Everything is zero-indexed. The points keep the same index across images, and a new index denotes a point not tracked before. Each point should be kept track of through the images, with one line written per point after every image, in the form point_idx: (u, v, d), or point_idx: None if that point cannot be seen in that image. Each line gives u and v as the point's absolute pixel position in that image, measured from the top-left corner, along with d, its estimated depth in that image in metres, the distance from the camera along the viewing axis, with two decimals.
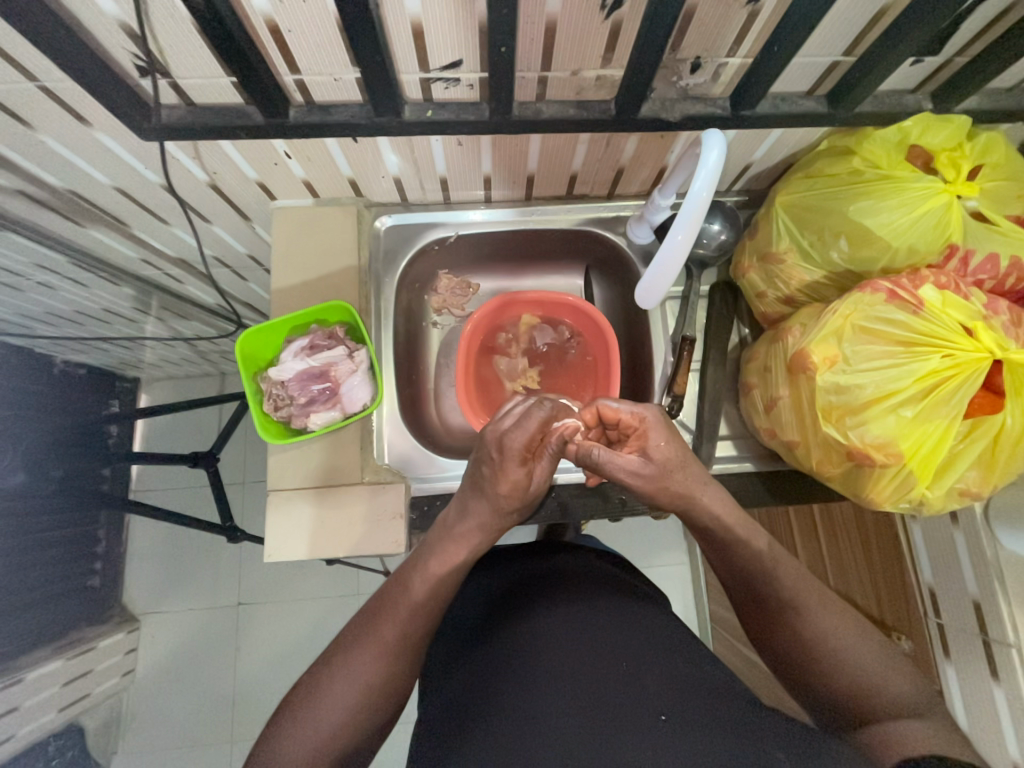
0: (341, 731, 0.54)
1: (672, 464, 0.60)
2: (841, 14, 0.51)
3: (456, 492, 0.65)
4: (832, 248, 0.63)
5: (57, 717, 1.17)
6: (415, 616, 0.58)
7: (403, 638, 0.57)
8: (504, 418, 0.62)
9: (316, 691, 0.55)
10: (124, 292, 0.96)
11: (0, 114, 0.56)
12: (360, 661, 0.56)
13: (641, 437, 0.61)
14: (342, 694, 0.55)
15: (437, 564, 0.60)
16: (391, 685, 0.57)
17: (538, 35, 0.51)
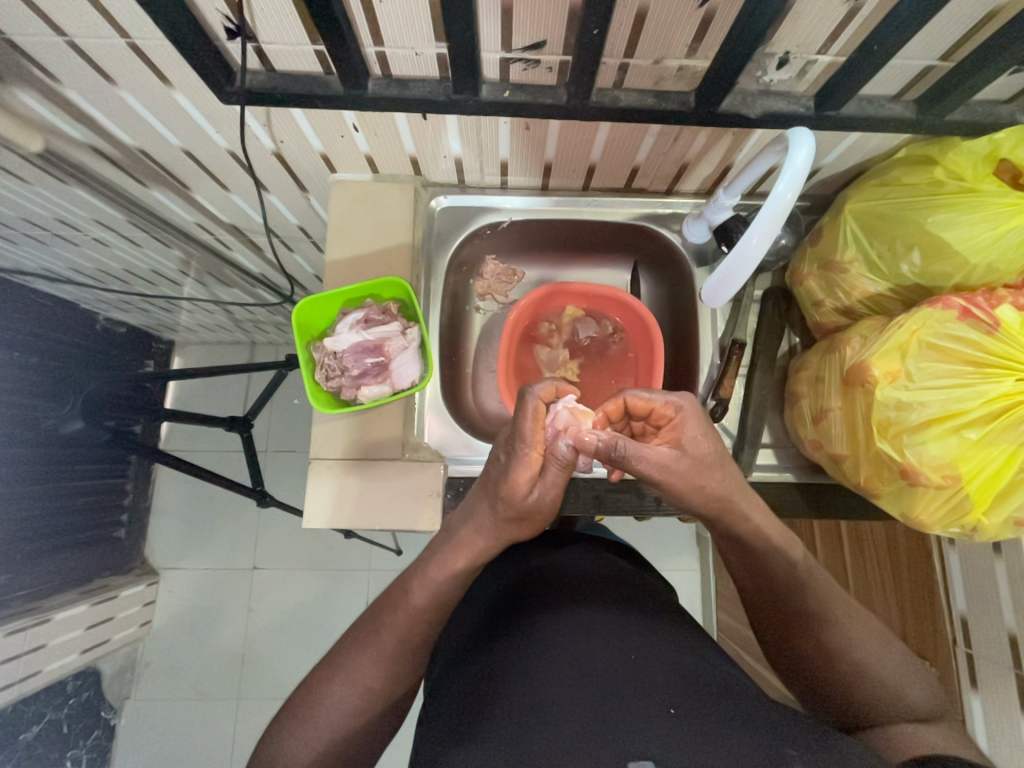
0: (345, 733, 0.55)
1: (710, 459, 0.58)
2: (948, 16, 0.49)
3: (472, 510, 0.62)
4: (903, 260, 0.61)
5: (78, 658, 1.22)
6: (413, 626, 0.59)
7: (402, 643, 0.58)
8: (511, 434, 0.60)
9: (319, 697, 0.56)
10: (173, 253, 0.97)
11: (86, 68, 0.57)
12: (360, 667, 0.57)
13: (677, 428, 0.58)
14: (343, 699, 0.56)
15: (435, 582, 0.60)
16: (392, 688, 0.58)
17: (627, 21, 0.50)
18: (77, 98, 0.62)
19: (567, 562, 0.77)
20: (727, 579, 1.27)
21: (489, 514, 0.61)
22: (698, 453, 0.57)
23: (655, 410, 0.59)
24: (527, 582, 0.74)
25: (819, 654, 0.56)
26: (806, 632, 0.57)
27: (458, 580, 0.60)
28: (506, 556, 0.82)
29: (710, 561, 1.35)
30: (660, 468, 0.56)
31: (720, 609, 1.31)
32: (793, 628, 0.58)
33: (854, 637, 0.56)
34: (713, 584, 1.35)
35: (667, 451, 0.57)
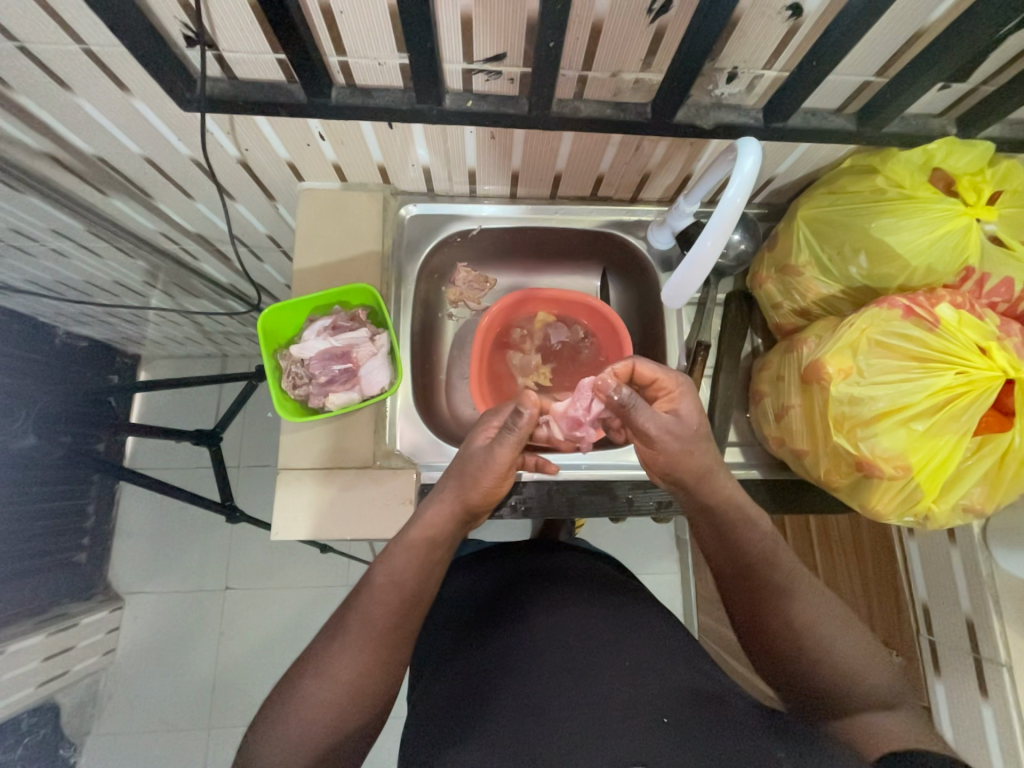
0: (317, 734, 0.53)
1: (701, 430, 0.63)
2: (878, 35, 0.52)
3: (437, 487, 0.64)
4: (852, 264, 0.65)
5: (34, 692, 1.15)
6: (380, 609, 0.57)
7: (369, 626, 0.57)
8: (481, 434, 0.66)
9: (291, 695, 0.55)
10: (136, 264, 0.95)
11: (41, 74, 0.56)
12: (334, 657, 0.56)
13: (673, 399, 0.63)
14: (316, 691, 0.54)
15: (393, 561, 0.59)
16: (365, 683, 0.55)
17: (583, 36, 0.52)
18: (32, 105, 0.60)
19: (550, 562, 0.77)
20: (706, 578, 1.29)
21: (448, 481, 0.64)
22: (691, 425, 0.62)
23: (658, 381, 0.63)
24: (514, 584, 0.74)
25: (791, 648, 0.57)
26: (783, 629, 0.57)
27: (415, 555, 0.60)
28: (489, 554, 0.81)
29: (688, 562, 1.37)
30: (661, 429, 0.61)
31: (699, 609, 1.33)
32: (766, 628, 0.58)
33: (828, 634, 0.56)
34: (692, 585, 1.37)
35: (665, 416, 0.62)
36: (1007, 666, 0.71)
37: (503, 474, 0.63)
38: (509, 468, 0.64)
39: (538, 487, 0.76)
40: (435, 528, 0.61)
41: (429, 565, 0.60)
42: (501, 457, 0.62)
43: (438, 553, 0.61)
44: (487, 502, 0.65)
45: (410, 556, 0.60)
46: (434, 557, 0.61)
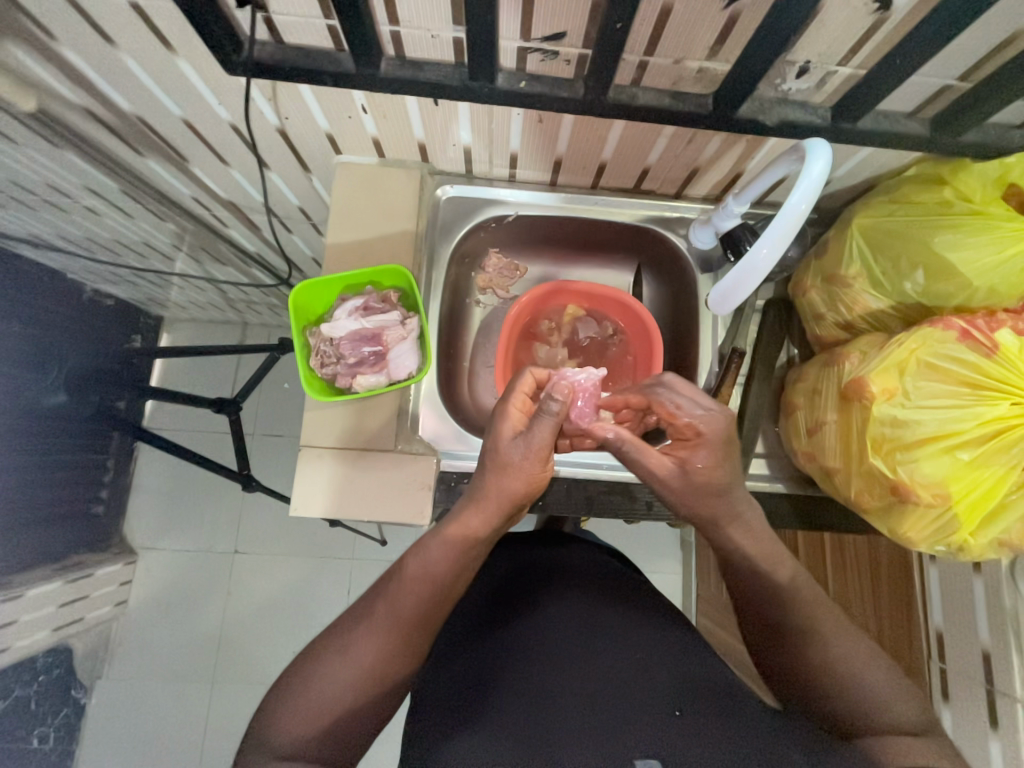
0: (335, 710, 0.54)
1: (711, 486, 0.59)
2: (970, 36, 0.48)
3: (471, 486, 0.61)
4: (907, 279, 0.62)
5: (50, 635, 1.19)
6: (409, 600, 0.58)
7: (396, 614, 0.57)
8: (507, 425, 0.61)
9: (311, 673, 0.56)
10: (166, 226, 0.94)
11: (86, 26, 0.55)
12: (356, 640, 0.56)
13: (692, 448, 0.59)
14: (337, 671, 0.55)
15: (429, 552, 0.59)
16: (386, 667, 0.56)
17: (651, 18, 0.49)
18: (75, 58, 0.59)
19: (562, 555, 0.77)
20: (710, 582, 1.28)
21: (483, 473, 0.61)
22: (695, 478, 0.59)
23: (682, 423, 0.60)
24: (530, 578, 0.73)
25: (802, 669, 0.56)
26: (793, 647, 0.57)
27: (452, 550, 0.59)
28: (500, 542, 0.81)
29: (693, 565, 1.37)
30: (657, 479, 0.60)
31: (701, 612, 1.33)
32: (779, 643, 0.58)
33: (840, 654, 0.55)
34: (694, 587, 1.37)
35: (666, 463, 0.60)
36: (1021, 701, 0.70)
37: (545, 458, 0.60)
38: (550, 450, 0.60)
39: (557, 483, 0.75)
40: (477, 528, 0.60)
41: (464, 560, 0.60)
42: (541, 441, 0.59)
43: (475, 552, 0.61)
44: (531, 491, 0.62)
45: (444, 550, 0.59)
46: (466, 553, 0.60)
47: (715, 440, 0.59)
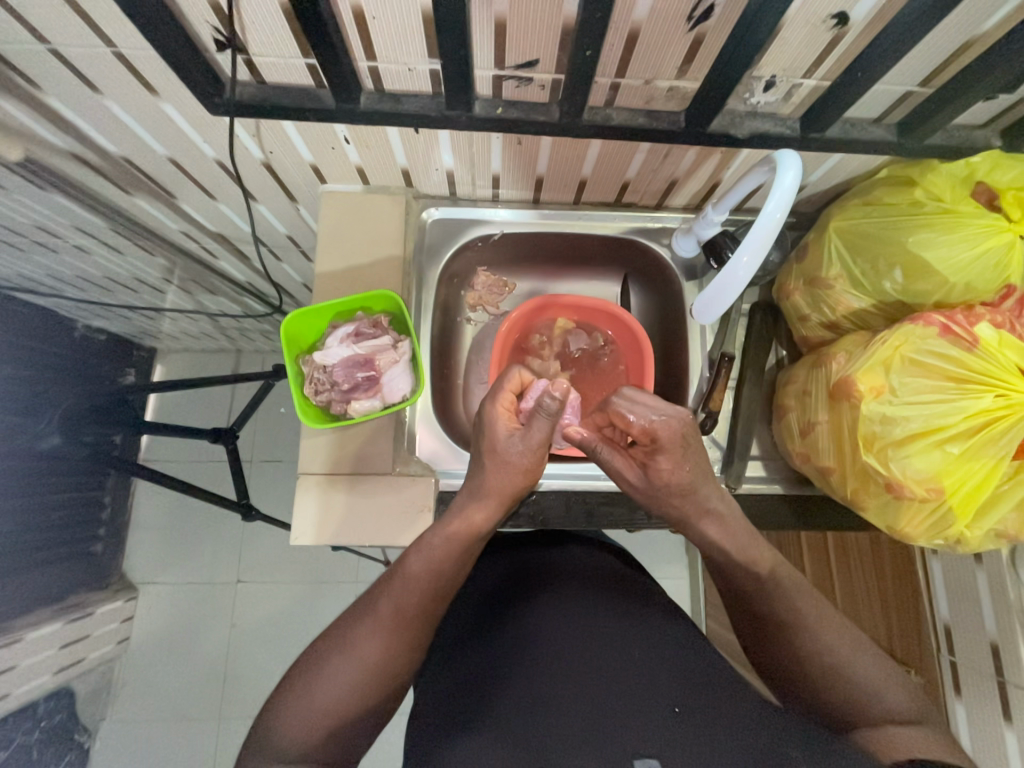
0: (339, 710, 0.53)
1: (673, 490, 0.60)
2: (926, 46, 0.50)
3: (468, 481, 0.63)
4: (886, 278, 0.63)
5: (51, 679, 1.17)
6: (413, 598, 0.58)
7: (399, 613, 0.57)
8: (502, 422, 0.62)
9: (316, 671, 0.55)
10: (156, 261, 0.95)
11: (71, 76, 0.56)
12: (359, 639, 0.56)
13: (652, 454, 0.60)
14: (341, 669, 0.55)
15: (432, 549, 0.59)
16: (390, 666, 0.56)
17: (619, 43, 0.51)
18: (60, 105, 0.60)
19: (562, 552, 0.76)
20: None
21: (482, 472, 0.62)
22: (661, 481, 0.60)
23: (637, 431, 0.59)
24: (530, 576, 0.72)
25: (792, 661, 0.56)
26: (780, 638, 0.57)
27: (455, 549, 0.59)
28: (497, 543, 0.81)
29: (699, 569, 1.36)
30: (623, 479, 0.63)
31: (709, 616, 1.32)
32: (767, 637, 0.58)
33: (830, 645, 0.56)
34: (702, 592, 1.36)
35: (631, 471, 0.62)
36: None
37: (540, 455, 0.62)
38: (546, 447, 0.62)
39: (556, 496, 0.75)
40: (483, 523, 0.61)
41: (466, 557, 0.60)
42: (536, 439, 0.60)
43: (475, 546, 0.61)
44: (529, 486, 0.64)
45: (446, 548, 0.59)
46: (464, 549, 0.60)
47: (670, 444, 0.58)
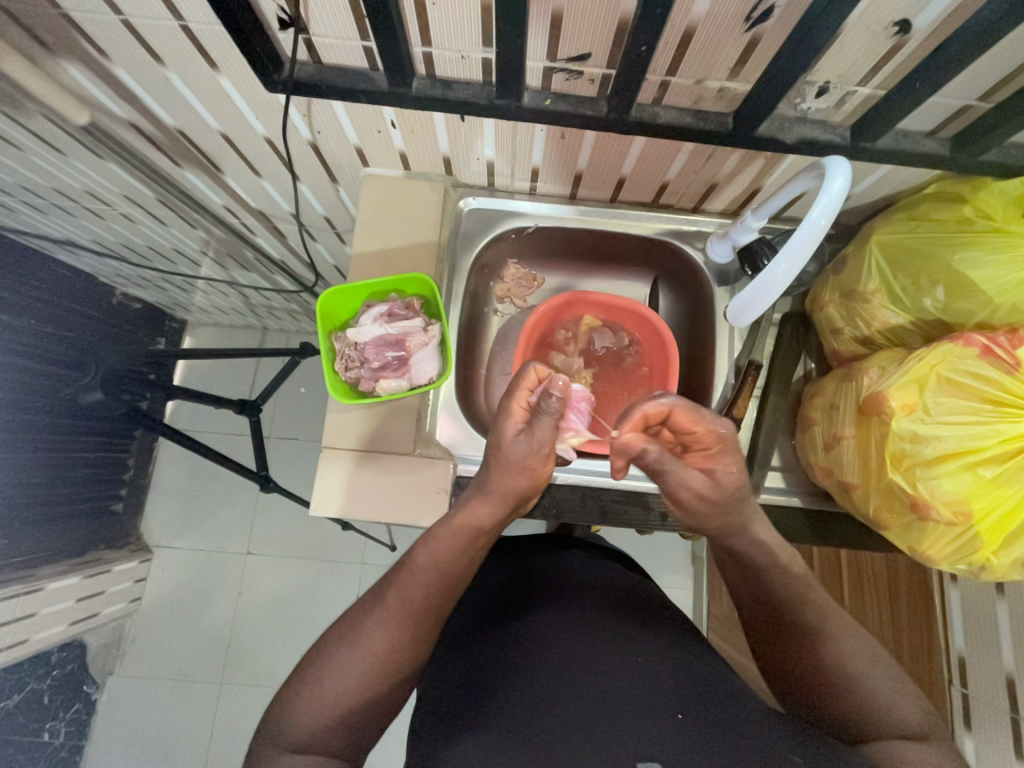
0: (348, 698, 0.55)
1: (738, 493, 0.58)
2: (989, 59, 0.49)
3: (475, 477, 0.64)
4: (927, 295, 0.62)
5: (67, 630, 1.22)
6: (419, 590, 0.59)
7: (406, 605, 0.58)
8: (511, 425, 0.60)
9: (324, 662, 0.57)
10: (197, 233, 0.98)
11: (138, 47, 0.58)
12: (368, 629, 0.58)
13: (711, 457, 0.57)
14: (349, 660, 0.56)
15: (437, 546, 0.60)
16: (397, 658, 0.57)
17: (674, 40, 0.51)
18: (125, 76, 0.63)
19: (564, 559, 0.77)
20: (722, 597, 1.26)
21: (489, 470, 0.62)
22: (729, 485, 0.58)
23: (697, 433, 0.57)
24: (535, 582, 0.73)
25: (807, 668, 0.56)
26: (793, 642, 0.57)
27: (459, 542, 0.60)
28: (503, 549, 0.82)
29: (705, 580, 1.35)
30: (693, 493, 0.58)
31: (712, 628, 1.31)
32: (781, 646, 0.58)
33: (843, 652, 0.56)
34: (706, 603, 1.35)
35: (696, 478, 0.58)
36: None
37: (546, 457, 0.61)
38: (551, 448, 0.60)
39: (571, 491, 0.76)
40: (485, 518, 0.61)
41: (470, 552, 0.61)
42: (544, 440, 0.59)
43: (480, 543, 0.62)
44: (534, 486, 0.63)
45: (454, 540, 0.60)
46: (473, 549, 0.61)
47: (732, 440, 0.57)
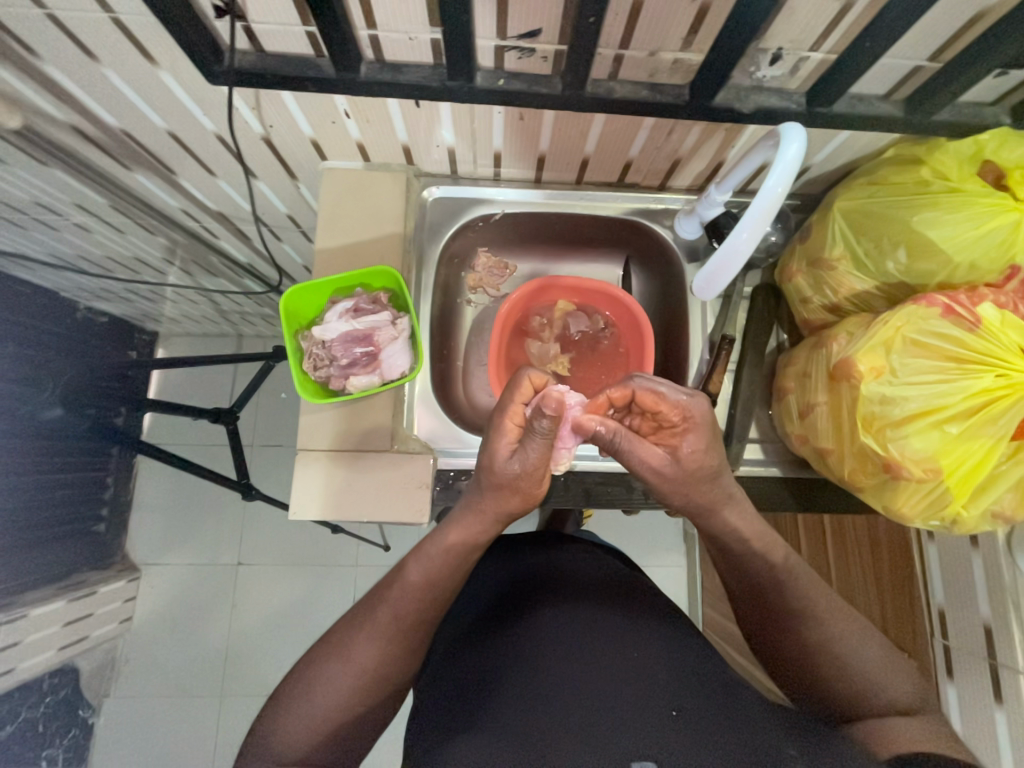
0: (339, 713, 0.55)
1: (703, 472, 0.58)
2: (936, 16, 0.49)
3: (464, 496, 0.62)
4: (890, 258, 0.62)
5: (55, 655, 1.19)
6: (410, 607, 0.58)
7: (397, 620, 0.58)
8: (502, 445, 0.58)
9: (313, 676, 0.56)
10: (156, 240, 0.95)
11: (69, 43, 0.55)
12: (358, 643, 0.57)
13: (676, 435, 0.59)
14: (339, 675, 0.56)
15: (430, 560, 0.60)
16: (387, 671, 0.57)
17: (623, 11, 0.50)
18: (59, 75, 0.60)
19: (560, 556, 0.76)
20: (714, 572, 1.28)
21: (482, 495, 0.60)
22: (693, 466, 0.58)
23: (663, 410, 0.58)
24: (529, 581, 0.72)
25: (798, 650, 0.57)
26: (784, 628, 0.58)
27: (452, 559, 0.60)
28: (497, 546, 0.80)
29: (697, 556, 1.37)
30: (654, 471, 0.58)
31: (706, 602, 1.33)
32: (774, 627, 0.59)
33: (833, 634, 0.57)
34: (699, 578, 1.37)
35: (659, 456, 0.58)
36: None
37: (539, 476, 0.59)
38: (545, 467, 0.59)
39: (553, 477, 0.75)
40: (477, 535, 0.61)
41: (463, 567, 0.61)
42: (538, 461, 0.57)
43: (472, 556, 0.62)
44: (525, 506, 0.62)
45: (446, 558, 0.60)
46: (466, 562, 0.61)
47: (699, 419, 0.58)
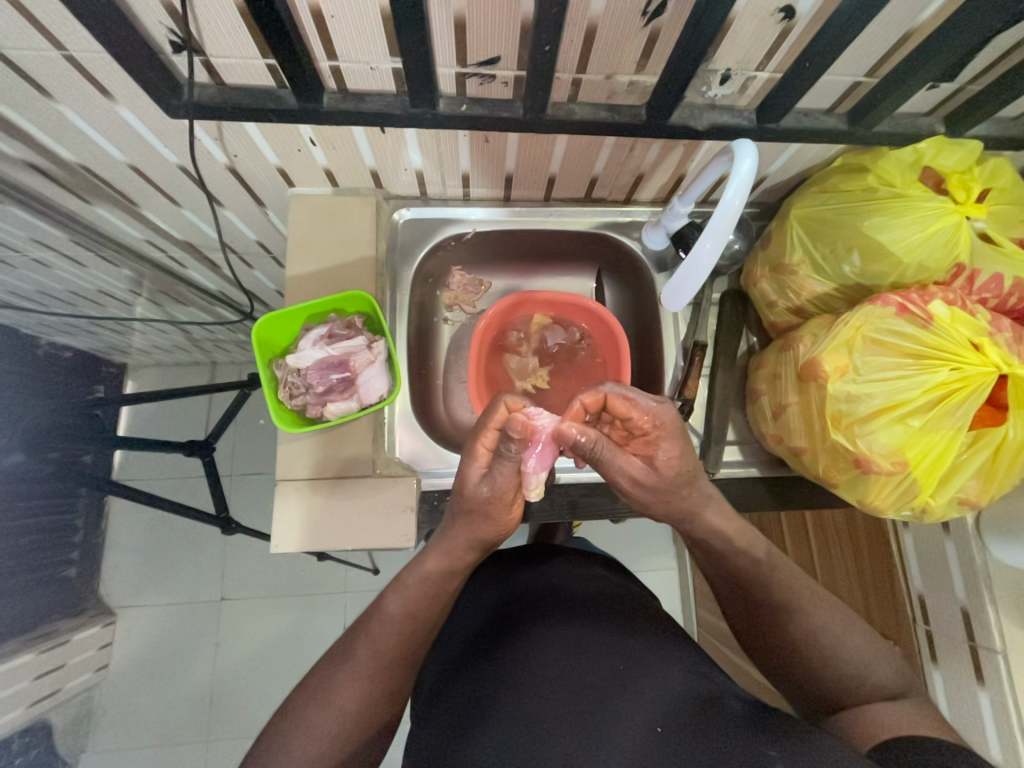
0: (322, 759, 0.53)
1: (680, 479, 0.59)
2: (870, 36, 0.53)
3: (443, 524, 0.62)
4: (845, 262, 0.65)
5: (25, 713, 1.12)
6: (389, 639, 0.57)
7: (377, 658, 0.56)
8: (472, 470, 0.59)
9: (294, 725, 0.54)
10: (121, 272, 0.93)
11: (21, 82, 0.54)
12: (338, 685, 0.55)
13: (651, 444, 0.58)
14: (319, 722, 0.54)
15: (408, 591, 0.59)
16: (369, 712, 0.56)
17: (577, 39, 0.52)
18: (11, 113, 0.59)
19: (550, 571, 0.76)
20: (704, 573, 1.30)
21: (455, 521, 0.61)
22: (671, 472, 0.58)
23: (636, 419, 0.58)
24: (518, 598, 0.71)
25: (785, 645, 0.58)
26: (769, 624, 0.59)
27: (431, 587, 0.60)
28: (487, 568, 0.80)
29: (687, 558, 1.38)
30: (631, 481, 0.59)
31: (698, 604, 1.34)
32: (759, 620, 0.60)
33: (818, 625, 0.58)
34: (690, 580, 1.38)
35: (636, 465, 0.58)
36: (1002, 653, 0.72)
37: (510, 500, 0.60)
38: (517, 489, 0.60)
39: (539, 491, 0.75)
40: (456, 560, 0.61)
41: (442, 596, 0.60)
42: (507, 486, 0.58)
43: (454, 583, 0.61)
44: (503, 532, 0.63)
45: (424, 587, 0.59)
46: (446, 592, 0.61)
47: (674, 427, 0.58)
